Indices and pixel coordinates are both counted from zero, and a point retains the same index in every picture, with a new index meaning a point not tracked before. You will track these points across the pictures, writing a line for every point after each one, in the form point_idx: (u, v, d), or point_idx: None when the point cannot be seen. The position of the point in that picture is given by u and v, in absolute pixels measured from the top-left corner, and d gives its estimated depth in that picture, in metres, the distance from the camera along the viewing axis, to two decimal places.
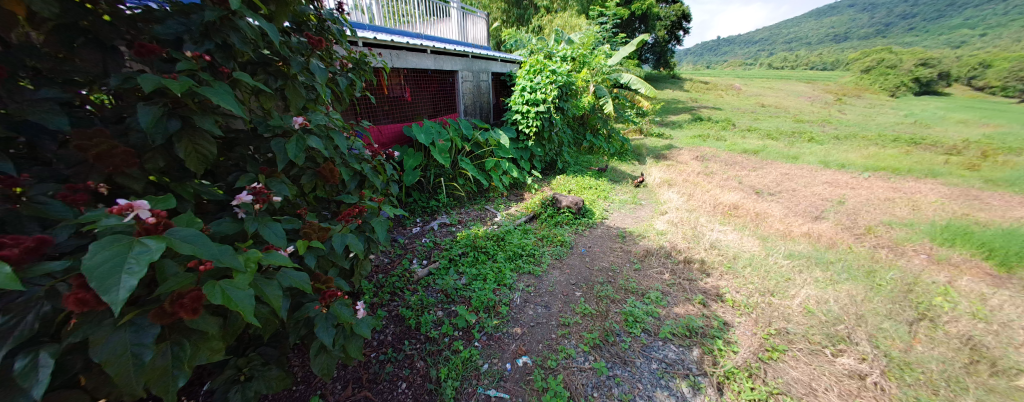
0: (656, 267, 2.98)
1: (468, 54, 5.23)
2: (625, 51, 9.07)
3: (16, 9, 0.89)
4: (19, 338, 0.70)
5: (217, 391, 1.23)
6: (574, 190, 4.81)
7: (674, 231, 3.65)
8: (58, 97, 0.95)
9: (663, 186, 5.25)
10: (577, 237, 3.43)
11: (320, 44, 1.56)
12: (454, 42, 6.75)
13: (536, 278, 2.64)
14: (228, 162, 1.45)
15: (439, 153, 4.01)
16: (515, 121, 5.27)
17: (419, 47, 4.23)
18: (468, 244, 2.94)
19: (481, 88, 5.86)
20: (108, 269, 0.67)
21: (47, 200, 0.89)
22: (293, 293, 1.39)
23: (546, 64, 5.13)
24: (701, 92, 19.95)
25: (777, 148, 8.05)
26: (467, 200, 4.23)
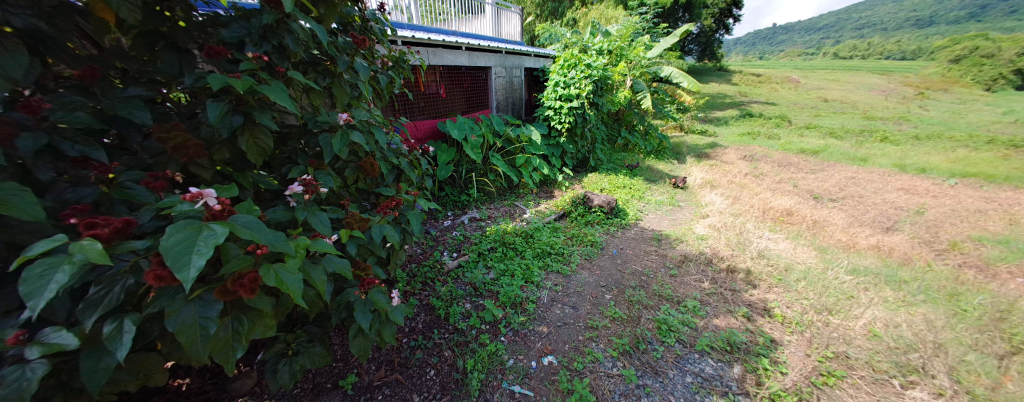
0: (694, 274, 2.81)
1: (502, 50, 5.25)
2: (666, 43, 8.58)
3: (108, 16, 1.03)
4: (108, 306, 0.82)
5: (269, 361, 1.35)
6: (607, 188, 4.66)
7: (715, 236, 3.41)
8: (142, 94, 1.09)
9: (704, 188, 4.92)
10: (609, 238, 3.33)
11: (363, 43, 1.63)
12: (488, 38, 6.81)
13: (564, 278, 2.60)
14: (282, 155, 1.58)
15: (471, 148, 4.07)
16: (548, 117, 5.21)
17: (454, 44, 4.31)
18: (497, 240, 2.97)
19: (513, 84, 5.87)
20: (182, 251, 0.76)
21: (133, 186, 1.02)
22: (336, 278, 1.49)
23: (582, 58, 5.01)
24: (753, 86, 18.39)
25: (841, 148, 7.21)
26: (497, 195, 4.26)
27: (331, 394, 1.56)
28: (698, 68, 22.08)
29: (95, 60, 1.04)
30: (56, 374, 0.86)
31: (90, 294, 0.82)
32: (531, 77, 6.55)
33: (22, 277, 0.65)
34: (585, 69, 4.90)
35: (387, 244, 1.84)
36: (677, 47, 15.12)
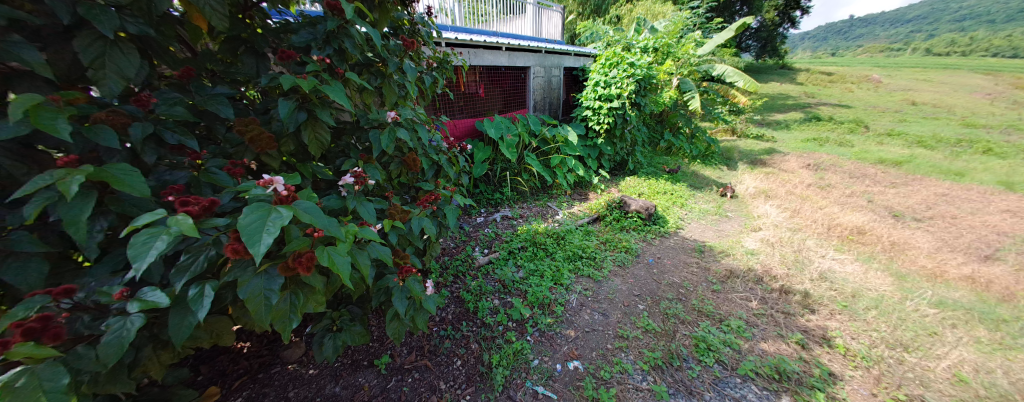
0: (740, 291, 2.57)
1: (542, 49, 5.24)
2: (720, 39, 7.96)
3: (201, 23, 1.22)
4: (193, 273, 0.97)
5: (317, 335, 1.48)
6: (646, 193, 4.45)
7: (767, 252, 3.11)
8: (226, 92, 1.28)
9: (758, 198, 4.48)
10: (645, 246, 3.17)
11: (412, 45, 1.73)
12: (528, 38, 6.82)
13: (594, 283, 2.52)
14: (337, 148, 1.73)
15: (506, 147, 4.11)
16: (585, 118, 5.10)
17: (495, 44, 4.37)
18: (527, 239, 2.96)
19: (552, 83, 5.82)
20: (254, 229, 0.87)
21: (217, 171, 1.18)
22: (378, 264, 1.60)
23: (625, 56, 4.81)
24: (823, 85, 16.29)
25: (931, 159, 6.19)
26: (530, 195, 4.25)
27: (366, 371, 1.67)
28: (757, 66, 20.07)
29: (191, 62, 1.24)
30: (149, 327, 1.03)
31: (179, 261, 0.96)
32: (570, 77, 6.44)
33: (130, 242, 0.79)
34: (627, 68, 4.70)
35: (424, 236, 1.93)
36: (733, 44, 13.88)
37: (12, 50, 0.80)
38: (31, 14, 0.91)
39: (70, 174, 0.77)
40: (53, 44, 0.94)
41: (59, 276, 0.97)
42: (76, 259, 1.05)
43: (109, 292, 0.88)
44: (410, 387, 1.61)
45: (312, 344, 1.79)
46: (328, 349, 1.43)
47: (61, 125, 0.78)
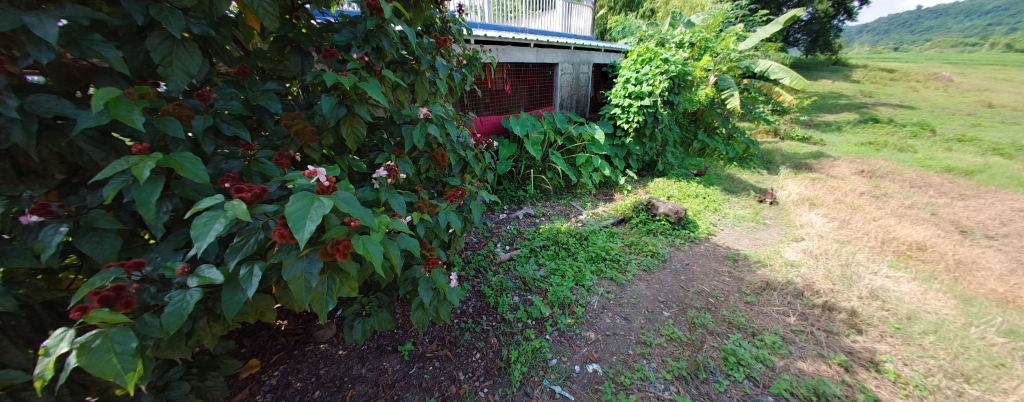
0: (777, 305, 2.40)
1: (571, 45, 5.15)
2: (765, 32, 7.42)
3: (254, 24, 1.34)
4: (244, 254, 1.06)
5: (348, 318, 1.57)
6: (676, 195, 4.26)
7: (810, 264, 2.89)
8: (275, 89, 1.39)
9: (802, 206, 4.16)
10: (673, 251, 3.04)
11: (444, 43, 1.78)
12: (557, 34, 6.72)
13: (617, 286, 2.46)
14: (372, 143, 1.82)
15: (531, 145, 4.07)
16: (614, 116, 4.96)
17: (524, 41, 4.35)
18: (550, 238, 2.94)
19: (580, 81, 5.71)
20: (298, 216, 0.93)
21: (266, 161, 1.29)
22: (406, 255, 1.66)
23: (659, 52, 4.58)
24: (883, 84, 14.69)
25: (1014, 169, 5.45)
26: (554, 193, 4.19)
27: (391, 356, 1.75)
28: (808, 61, 18.30)
29: (244, 60, 1.36)
30: (205, 300, 1.16)
31: (233, 243, 1.06)
32: (600, 74, 6.28)
33: (194, 223, 0.87)
34: (660, 64, 4.47)
35: (450, 229, 1.98)
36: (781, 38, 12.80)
37: (95, 48, 0.94)
38: (110, 16, 1.04)
39: (142, 160, 0.88)
40: (129, 44, 1.09)
41: (130, 251, 1.13)
42: (145, 236, 1.23)
43: (173, 267, 0.99)
44: (431, 375, 1.67)
45: (343, 326, 1.89)
46: (357, 332, 1.52)
47: (136, 116, 0.90)
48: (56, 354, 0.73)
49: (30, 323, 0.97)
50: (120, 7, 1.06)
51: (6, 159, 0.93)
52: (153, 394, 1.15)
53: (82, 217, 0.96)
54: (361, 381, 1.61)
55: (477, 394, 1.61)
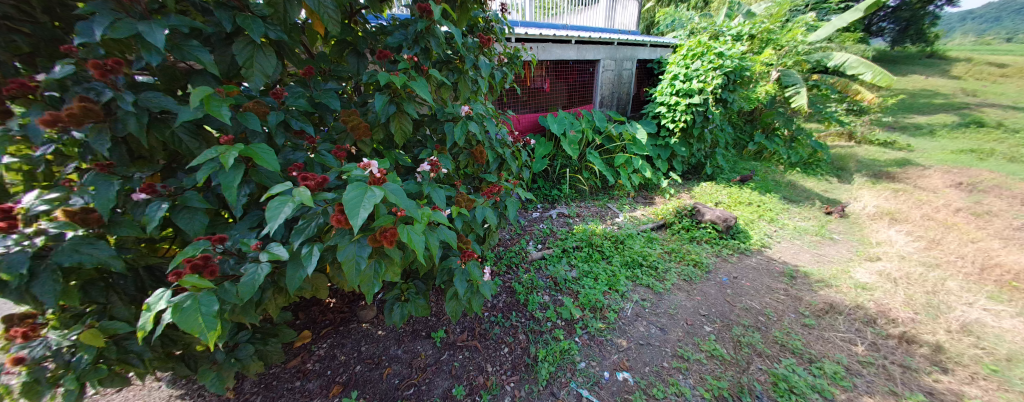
0: (842, 331, 2.13)
1: (614, 41, 4.96)
2: (841, 21, 6.57)
3: (320, 29, 1.49)
4: (306, 235, 1.18)
5: (389, 302, 1.67)
6: (726, 202, 3.94)
7: (886, 289, 2.55)
8: (335, 88, 1.53)
9: (879, 221, 3.70)
10: (719, 262, 2.81)
11: (487, 42, 1.81)
12: (600, 29, 6.49)
13: (654, 294, 2.34)
14: (417, 139, 1.91)
15: (568, 144, 3.95)
16: (658, 115, 4.68)
17: (565, 38, 4.24)
18: (583, 239, 2.87)
19: (622, 77, 5.50)
20: (354, 204, 1.01)
21: (326, 153, 1.42)
22: (443, 247, 1.73)
23: (712, 45, 4.20)
24: (993, 79, 12.34)
25: None
26: (589, 194, 4.06)
27: (423, 341, 1.84)
28: (895, 53, 15.69)
29: (310, 61, 1.52)
30: (271, 275, 1.31)
31: (298, 225, 1.18)
32: (644, 70, 5.97)
33: (268, 205, 0.99)
34: (714, 58, 4.10)
35: (485, 224, 2.02)
36: (862, 27, 11.16)
37: (193, 52, 1.13)
38: (205, 24, 1.22)
39: (228, 149, 1.03)
40: (219, 48, 1.28)
41: (214, 227, 1.32)
42: (226, 216, 1.42)
43: (248, 243, 1.14)
44: (460, 363, 1.73)
45: (384, 308, 2.02)
46: (396, 315, 1.62)
47: (224, 111, 1.05)
48: (156, 309, 0.88)
49: (134, 282, 1.20)
50: (214, 16, 1.25)
51: (125, 145, 1.14)
52: (225, 352, 1.37)
53: (179, 197, 1.15)
54: (396, 362, 1.72)
55: (504, 388, 1.64)
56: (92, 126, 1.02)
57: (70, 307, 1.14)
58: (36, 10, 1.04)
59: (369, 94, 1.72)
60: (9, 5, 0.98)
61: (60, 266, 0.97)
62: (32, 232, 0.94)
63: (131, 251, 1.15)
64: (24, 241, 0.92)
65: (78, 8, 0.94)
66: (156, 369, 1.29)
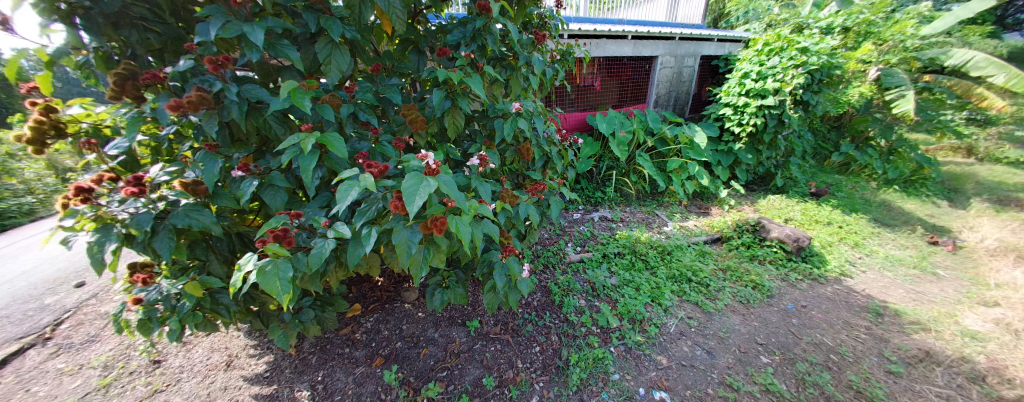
0: (940, 386, 1.75)
1: (676, 36, 4.62)
2: (966, 12, 5.44)
3: (388, 28, 1.61)
4: (367, 217, 1.28)
5: (431, 287, 1.76)
6: (801, 219, 3.45)
7: (1003, 342, 2.04)
8: (397, 84, 1.65)
9: (1006, 257, 2.98)
10: (785, 288, 2.47)
11: (541, 39, 1.82)
12: (660, 23, 6.09)
13: (702, 313, 2.14)
14: (467, 133, 1.98)
15: (616, 145, 3.73)
16: (721, 117, 4.26)
17: (620, 33, 4.06)
18: (626, 246, 2.75)
19: (682, 75, 5.13)
20: (411, 192, 1.06)
21: (387, 144, 1.54)
22: (486, 240, 1.77)
23: (795, 39, 3.72)
24: None
25: None
26: (636, 199, 3.85)
27: (459, 328, 1.91)
28: None
29: (378, 58, 1.66)
30: (335, 250, 1.46)
31: (360, 207, 1.29)
32: (705, 67, 5.52)
33: (338, 188, 1.09)
34: (795, 54, 3.63)
35: (526, 221, 2.02)
36: (990, 19, 9.24)
37: (283, 50, 1.30)
38: (295, 25, 1.40)
39: (308, 136, 1.16)
40: (304, 47, 1.45)
41: (292, 204, 1.51)
42: (302, 196, 1.61)
43: (318, 220, 1.28)
44: (492, 354, 1.77)
45: (426, 292, 2.15)
46: (436, 300, 1.70)
47: (307, 103, 1.19)
48: (244, 269, 1.05)
49: (228, 245, 1.44)
50: (301, 18, 1.43)
51: (228, 129, 1.36)
52: (292, 313, 1.57)
53: (266, 176, 1.33)
54: (432, 344, 1.81)
55: (533, 386, 1.64)
56: (205, 112, 1.22)
57: (180, 261, 1.40)
58: (165, 13, 1.30)
59: (426, 89, 1.82)
60: (145, 9, 1.24)
61: (175, 227, 1.20)
62: (156, 198, 1.19)
63: (228, 220, 1.37)
64: (146, 204, 1.16)
65: (198, 13, 1.13)
66: (238, 320, 1.53)
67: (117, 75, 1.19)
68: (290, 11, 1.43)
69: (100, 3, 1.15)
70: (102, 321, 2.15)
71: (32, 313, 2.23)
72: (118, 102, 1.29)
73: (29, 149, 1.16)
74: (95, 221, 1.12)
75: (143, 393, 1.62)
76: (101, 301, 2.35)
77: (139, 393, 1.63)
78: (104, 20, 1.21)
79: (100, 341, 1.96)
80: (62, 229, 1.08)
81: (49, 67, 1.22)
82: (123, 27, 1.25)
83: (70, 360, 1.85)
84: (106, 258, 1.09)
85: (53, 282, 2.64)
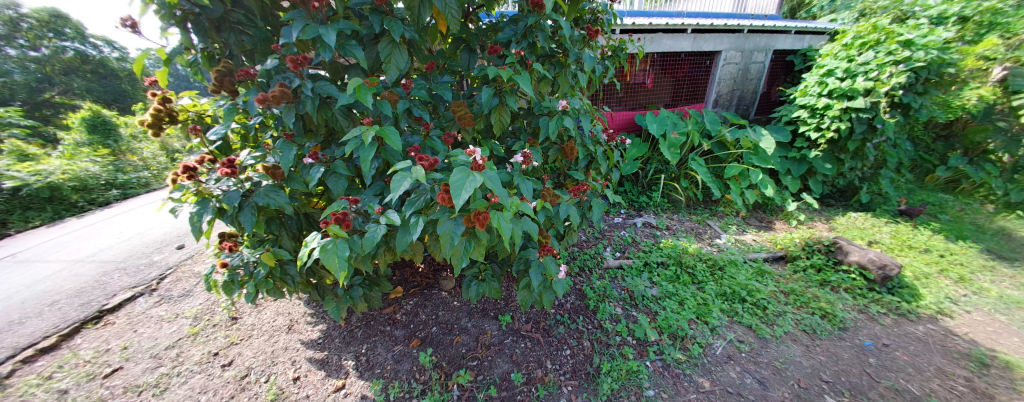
0: None
1: (745, 28, 4.17)
2: None
3: (442, 28, 1.68)
4: (416, 208, 1.35)
5: (468, 278, 1.81)
6: (894, 243, 2.92)
7: None
8: (449, 81, 1.71)
9: None
10: (863, 321, 2.11)
11: (594, 34, 1.77)
12: (728, 15, 5.54)
13: (756, 339, 1.93)
14: (511, 130, 1.99)
15: (667, 147, 3.44)
16: (795, 120, 3.73)
17: (679, 27, 3.78)
18: (671, 256, 2.57)
19: (749, 72, 4.61)
20: (458, 186, 1.09)
21: (436, 139, 1.61)
22: (524, 237, 1.76)
23: (897, 30, 3.22)
24: None
25: None
26: (686, 206, 3.58)
27: (491, 321, 1.95)
28: None
29: (432, 57, 1.74)
30: (385, 236, 1.57)
31: (410, 197, 1.35)
32: (778, 63, 4.93)
33: (392, 178, 1.16)
34: (895, 47, 3.14)
35: (566, 221, 1.98)
36: None
37: (350, 50, 1.42)
38: (362, 27, 1.53)
39: (368, 129, 1.26)
40: (368, 46, 1.57)
41: (350, 191, 1.66)
42: (359, 183, 1.75)
43: (373, 207, 1.37)
44: (521, 351, 1.78)
45: (462, 283, 2.22)
46: (472, 291, 1.75)
47: (369, 98, 1.29)
48: (308, 246, 1.18)
49: (296, 223, 1.62)
50: (367, 20, 1.55)
51: (303, 121, 1.52)
52: (345, 290, 1.73)
53: (330, 164, 1.47)
54: (465, 333, 1.88)
55: (561, 389, 1.61)
56: (285, 105, 1.38)
57: (258, 233, 1.62)
58: (257, 19, 1.53)
59: (476, 87, 1.88)
60: (241, 15, 1.46)
61: (256, 204, 1.38)
62: (244, 178, 1.39)
63: (298, 201, 1.55)
64: (235, 183, 1.36)
65: (284, 17, 1.28)
66: (300, 290, 1.72)
67: (218, 72, 1.42)
68: (357, 14, 1.56)
69: (208, 10, 1.38)
70: (194, 279, 2.58)
71: (143, 267, 2.78)
72: (217, 95, 1.52)
73: (150, 132, 1.45)
74: (196, 195, 1.34)
75: (222, 344, 1.92)
76: (195, 262, 2.82)
77: (220, 343, 1.93)
78: (209, 25, 1.45)
79: (191, 296, 2.36)
80: (172, 200, 1.31)
81: (167, 63, 1.48)
82: (224, 31, 1.49)
83: (169, 309, 2.25)
84: (203, 227, 1.29)
85: (161, 243, 3.24)
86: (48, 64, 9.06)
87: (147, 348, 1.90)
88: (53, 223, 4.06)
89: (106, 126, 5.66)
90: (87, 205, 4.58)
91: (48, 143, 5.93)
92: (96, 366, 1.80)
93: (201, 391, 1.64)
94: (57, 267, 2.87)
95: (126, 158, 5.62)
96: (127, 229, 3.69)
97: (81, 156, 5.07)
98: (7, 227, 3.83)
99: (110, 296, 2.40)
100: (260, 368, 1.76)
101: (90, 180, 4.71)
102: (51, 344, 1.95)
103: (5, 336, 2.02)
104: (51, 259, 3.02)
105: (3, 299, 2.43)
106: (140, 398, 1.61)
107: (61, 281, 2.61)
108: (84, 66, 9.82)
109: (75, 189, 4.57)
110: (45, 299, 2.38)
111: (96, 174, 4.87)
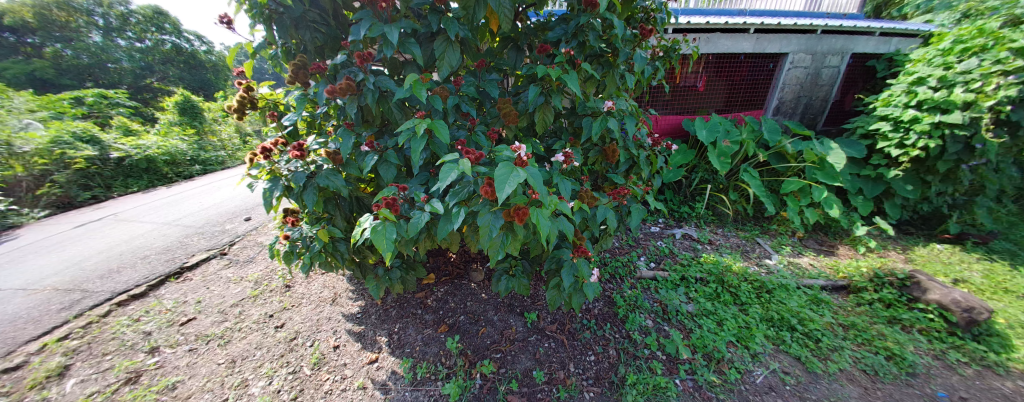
0: None
1: (820, 28, 3.74)
2: None
3: (493, 27, 1.72)
4: (459, 199, 1.39)
5: (499, 272, 1.84)
6: (996, 284, 2.46)
7: None
8: (496, 79, 1.75)
9: None
10: (937, 369, 1.81)
11: (648, 33, 1.72)
12: (799, 14, 5.01)
13: (805, 373, 1.74)
14: (552, 129, 1.99)
15: (716, 156, 3.19)
16: (874, 134, 3.26)
17: (740, 26, 3.50)
18: (711, 272, 2.41)
19: (821, 77, 4.12)
20: (502, 181, 1.11)
21: (480, 135, 1.65)
22: (559, 237, 1.75)
23: (1008, 34, 2.72)
24: None
25: None
26: (733, 221, 3.31)
27: (516, 317, 1.97)
28: None
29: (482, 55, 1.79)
30: (427, 224, 1.65)
31: (454, 188, 1.39)
32: (857, 67, 4.35)
33: (441, 169, 1.20)
34: (1006, 55, 2.64)
35: (601, 225, 1.94)
36: None
37: (410, 47, 1.50)
38: (421, 26, 1.62)
39: (420, 122, 1.32)
40: (425, 44, 1.66)
41: (398, 179, 1.75)
42: (406, 172, 1.84)
43: (420, 195, 1.44)
44: (545, 350, 1.78)
45: (491, 276, 2.27)
46: (501, 284, 1.79)
47: (424, 93, 1.35)
48: (362, 226, 1.28)
49: (349, 205, 1.77)
50: (425, 20, 1.64)
51: (363, 112, 1.64)
52: (385, 271, 1.86)
53: (383, 153, 1.58)
54: (490, 326, 1.92)
55: (582, 394, 1.59)
56: (349, 97, 1.50)
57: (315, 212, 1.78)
58: (329, 18, 1.69)
59: (520, 85, 1.91)
60: (317, 14, 1.63)
61: (318, 185, 1.52)
62: (309, 161, 1.54)
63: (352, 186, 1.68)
64: (302, 165, 1.51)
65: (354, 16, 1.40)
66: (346, 267, 1.87)
67: (295, 66, 1.58)
68: (417, 14, 1.65)
69: (290, 9, 1.55)
70: (256, 248, 2.91)
71: (216, 233, 3.20)
72: (291, 86, 1.69)
73: (236, 116, 1.65)
74: (270, 173, 1.50)
75: (277, 307, 2.16)
76: (259, 232, 3.19)
77: (274, 306, 2.17)
78: (290, 23, 1.61)
79: (253, 262, 2.68)
80: (250, 176, 1.49)
81: (254, 57, 1.68)
82: (302, 29, 1.65)
83: (236, 271, 2.57)
84: (273, 201, 1.46)
85: (231, 213, 3.70)
86: (150, 54, 11.51)
87: (216, 304, 2.20)
88: (147, 190, 4.80)
89: (194, 110, 6.69)
90: (175, 177, 5.40)
91: (148, 123, 7.01)
92: (174, 314, 2.12)
93: (257, 346, 1.87)
94: (150, 227, 3.42)
95: (207, 138, 6.49)
96: (205, 199, 4.27)
97: (173, 135, 5.94)
98: (113, 191, 4.59)
99: (189, 255, 2.80)
100: (307, 333, 1.96)
101: (178, 156, 5.51)
102: (140, 292, 2.34)
103: (107, 282, 2.46)
104: (145, 220, 3.59)
105: (108, 250, 2.95)
106: (207, 346, 1.88)
107: (152, 239, 3.10)
108: (179, 57, 12.14)
109: (166, 162, 5.37)
110: (139, 253, 2.85)
111: (183, 151, 5.67)
